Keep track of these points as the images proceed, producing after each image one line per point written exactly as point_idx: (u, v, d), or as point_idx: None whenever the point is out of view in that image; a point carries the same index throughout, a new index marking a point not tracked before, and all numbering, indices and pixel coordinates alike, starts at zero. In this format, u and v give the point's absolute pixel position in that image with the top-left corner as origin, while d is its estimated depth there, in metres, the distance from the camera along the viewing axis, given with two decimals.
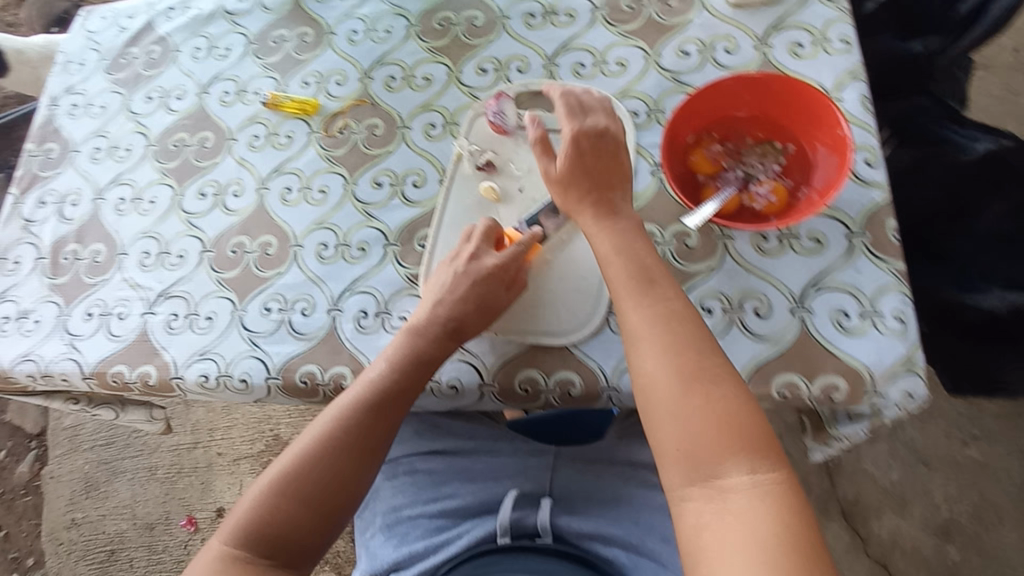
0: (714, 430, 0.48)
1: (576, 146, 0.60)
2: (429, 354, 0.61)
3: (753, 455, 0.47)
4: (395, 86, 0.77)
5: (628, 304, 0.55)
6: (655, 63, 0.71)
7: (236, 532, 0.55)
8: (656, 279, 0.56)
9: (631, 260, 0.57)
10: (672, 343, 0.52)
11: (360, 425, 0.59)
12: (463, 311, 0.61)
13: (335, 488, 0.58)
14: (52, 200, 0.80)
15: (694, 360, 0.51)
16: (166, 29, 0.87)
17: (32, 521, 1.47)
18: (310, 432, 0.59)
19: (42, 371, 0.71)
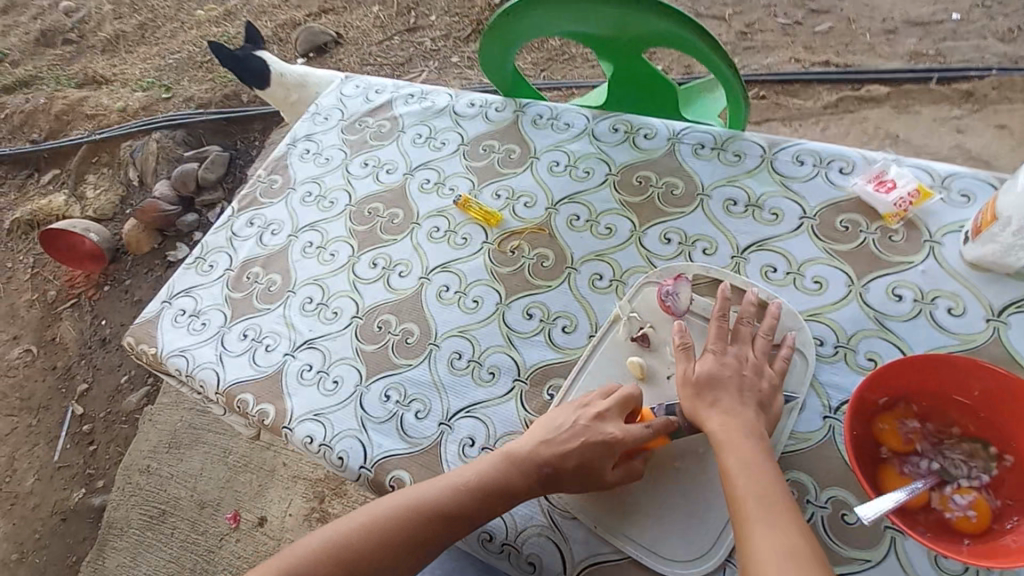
0: None
1: (720, 360, 0.59)
2: (516, 489, 0.56)
3: None
4: (577, 225, 0.78)
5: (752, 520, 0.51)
6: (859, 295, 0.65)
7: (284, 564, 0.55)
8: (788, 514, 0.51)
9: (761, 482, 0.52)
10: None
11: (423, 523, 0.56)
12: (567, 465, 0.56)
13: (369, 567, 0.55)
14: (259, 224, 0.92)
15: None
16: (401, 112, 0.99)
17: (117, 449, 1.61)
18: (375, 506, 0.57)
19: (188, 370, 0.79)
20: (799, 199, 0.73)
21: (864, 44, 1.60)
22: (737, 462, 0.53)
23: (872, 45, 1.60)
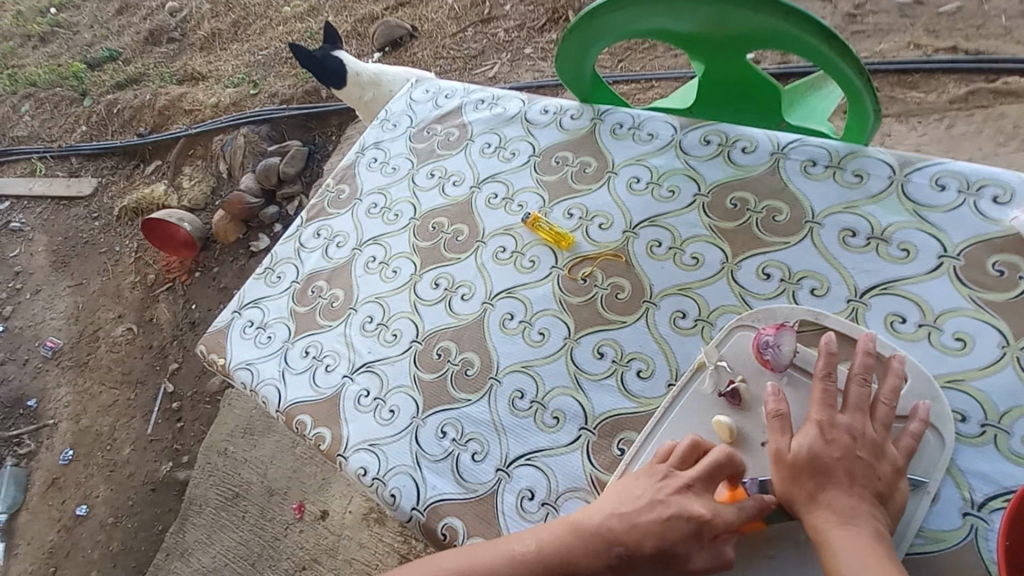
0: None
1: (829, 434, 0.49)
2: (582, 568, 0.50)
3: None
4: (658, 253, 0.70)
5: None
6: (1017, 359, 0.53)
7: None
8: None
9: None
10: None
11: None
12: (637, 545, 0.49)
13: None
14: (325, 235, 0.91)
15: None
16: (471, 118, 0.94)
17: (201, 427, 1.71)
18: (428, 567, 0.54)
19: (252, 385, 0.79)
20: (938, 234, 0.61)
21: (1002, 27, 1.36)
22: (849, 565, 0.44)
23: (1010, 27, 1.35)
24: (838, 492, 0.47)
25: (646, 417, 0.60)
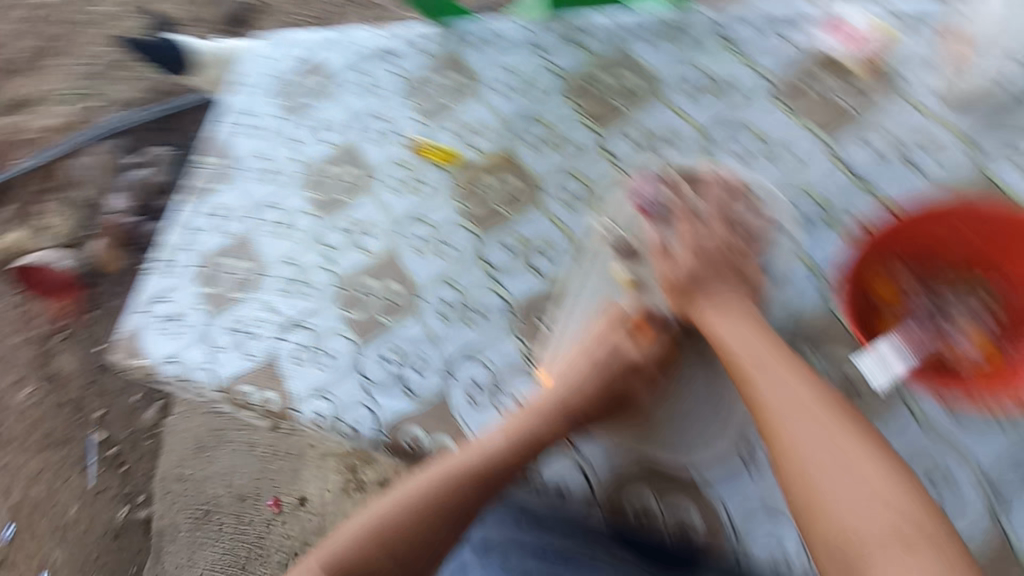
0: (880, 505, 0.52)
1: (699, 252, 0.67)
2: (544, 440, 0.61)
3: (909, 544, 0.51)
4: (540, 146, 0.74)
5: (764, 386, 0.57)
6: (836, 156, 0.65)
7: (358, 535, 0.62)
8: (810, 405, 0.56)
9: (766, 356, 0.59)
10: (826, 460, 0.54)
11: (475, 478, 0.61)
12: (589, 398, 0.64)
13: (437, 525, 0.62)
14: (216, 214, 0.88)
15: (844, 464, 0.54)
16: (329, 61, 0.91)
17: (147, 465, 1.59)
18: (424, 475, 0.63)
19: (183, 374, 0.78)
20: (763, 72, 0.69)
21: None
22: (739, 349, 0.60)
23: None
24: (716, 304, 0.64)
25: (560, 291, 0.68)
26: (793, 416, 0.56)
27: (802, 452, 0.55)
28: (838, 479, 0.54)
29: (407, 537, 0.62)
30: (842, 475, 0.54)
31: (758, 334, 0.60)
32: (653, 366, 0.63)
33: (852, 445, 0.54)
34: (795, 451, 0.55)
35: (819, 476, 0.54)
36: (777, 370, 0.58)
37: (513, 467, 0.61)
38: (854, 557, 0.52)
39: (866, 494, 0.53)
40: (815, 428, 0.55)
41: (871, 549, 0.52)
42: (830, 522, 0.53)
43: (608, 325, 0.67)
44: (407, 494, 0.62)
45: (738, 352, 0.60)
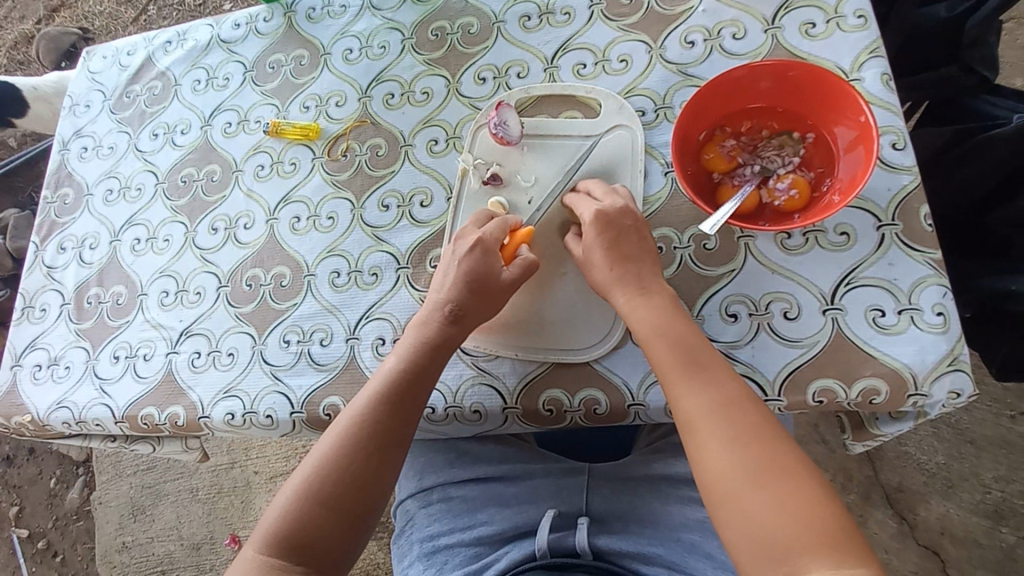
0: (784, 516, 0.45)
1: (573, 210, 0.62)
2: (438, 343, 0.58)
3: (836, 549, 0.44)
4: (394, 103, 0.75)
5: (684, 388, 0.52)
6: (660, 57, 0.67)
7: (268, 541, 0.52)
8: (703, 359, 0.53)
9: (679, 343, 0.53)
10: (736, 432, 0.49)
11: (379, 413, 0.56)
12: (467, 301, 0.59)
13: (343, 495, 0.54)
14: (72, 245, 0.82)
15: (761, 453, 0.48)
16: (165, 64, 0.87)
17: (88, 544, 1.49)
18: (326, 436, 0.56)
19: (76, 418, 0.73)
20: None
21: None
22: (662, 346, 0.53)
23: None
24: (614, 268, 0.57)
25: (441, 233, 0.68)
26: (720, 425, 0.50)
27: (735, 477, 0.48)
28: (772, 505, 0.46)
29: (320, 528, 0.53)
30: (777, 501, 0.46)
31: (666, 313, 0.55)
32: (519, 272, 0.59)
33: (784, 473, 0.47)
34: (722, 469, 0.48)
35: (749, 505, 0.46)
36: (704, 367, 0.52)
37: (417, 385, 0.57)
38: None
39: (800, 523, 0.45)
40: (745, 450, 0.48)
41: (806, 564, 0.44)
42: (745, 540, 0.46)
43: (468, 229, 0.62)
44: (312, 463, 0.55)
45: (649, 341, 0.54)
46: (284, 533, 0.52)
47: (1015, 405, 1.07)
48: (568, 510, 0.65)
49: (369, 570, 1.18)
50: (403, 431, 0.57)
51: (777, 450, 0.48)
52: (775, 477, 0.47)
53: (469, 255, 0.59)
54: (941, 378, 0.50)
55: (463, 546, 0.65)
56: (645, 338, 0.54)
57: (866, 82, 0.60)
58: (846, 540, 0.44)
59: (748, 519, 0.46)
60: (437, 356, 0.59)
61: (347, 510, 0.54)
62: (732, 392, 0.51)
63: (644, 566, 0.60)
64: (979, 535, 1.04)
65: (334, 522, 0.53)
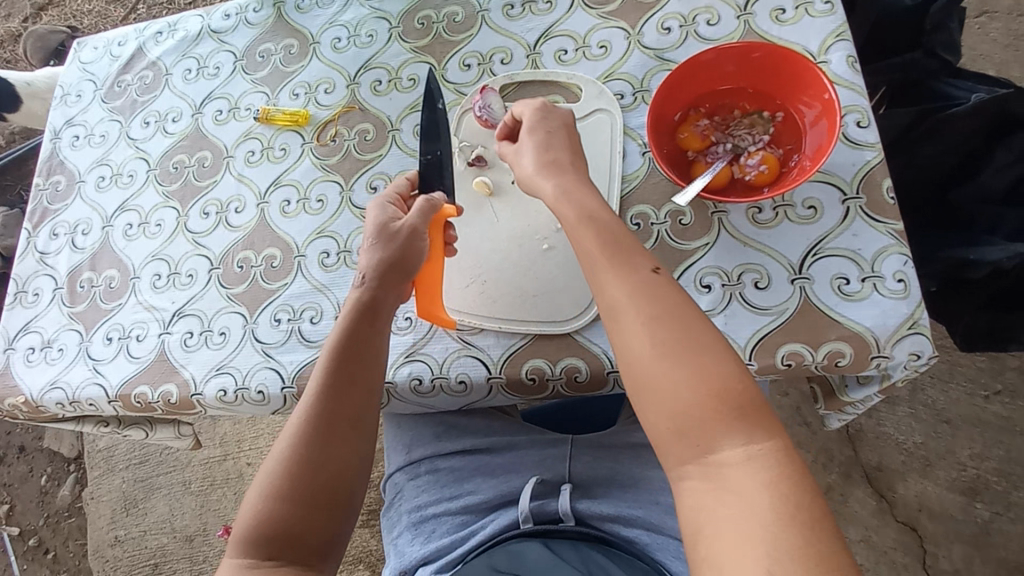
0: (703, 400, 0.44)
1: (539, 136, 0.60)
2: (368, 311, 0.60)
3: (751, 426, 0.43)
4: (382, 89, 0.77)
5: (608, 276, 0.50)
6: (638, 43, 0.70)
7: (242, 544, 0.52)
8: (630, 252, 0.51)
9: (606, 233, 0.52)
10: (659, 317, 0.47)
11: (328, 400, 0.57)
12: (387, 268, 0.60)
13: (308, 483, 0.54)
14: (64, 231, 0.84)
15: (682, 335, 0.46)
16: (156, 54, 0.89)
17: (78, 541, 1.48)
18: (283, 435, 0.56)
19: (70, 397, 0.74)
20: None
21: None
22: (591, 237, 0.52)
23: None
24: (546, 160, 0.58)
25: None
26: (646, 308, 0.47)
27: (658, 358, 0.45)
28: (687, 380, 0.44)
29: (290, 522, 0.53)
30: (695, 380, 0.44)
31: (578, 201, 0.54)
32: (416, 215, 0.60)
33: (701, 351, 0.45)
34: (642, 351, 0.46)
35: (665, 385, 0.45)
36: (628, 254, 0.51)
37: (357, 364, 0.58)
38: (701, 458, 0.43)
39: (716, 401, 0.43)
40: (664, 332, 0.46)
41: (717, 438, 0.43)
42: (664, 422, 0.45)
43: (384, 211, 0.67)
44: (273, 464, 0.55)
45: (579, 234, 0.53)
46: (258, 532, 0.52)
47: (991, 385, 1.09)
48: (552, 477, 0.68)
49: (362, 557, 1.20)
50: (354, 409, 0.58)
51: (696, 330, 0.46)
52: (696, 359, 0.45)
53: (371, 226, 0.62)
54: (902, 340, 0.53)
55: (450, 515, 0.69)
56: (573, 226, 0.53)
57: (832, 64, 0.63)
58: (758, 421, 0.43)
59: (665, 398, 0.44)
60: (374, 328, 0.60)
61: (314, 500, 0.54)
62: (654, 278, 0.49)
63: (623, 527, 0.63)
64: (956, 511, 1.05)
65: (301, 514, 0.53)
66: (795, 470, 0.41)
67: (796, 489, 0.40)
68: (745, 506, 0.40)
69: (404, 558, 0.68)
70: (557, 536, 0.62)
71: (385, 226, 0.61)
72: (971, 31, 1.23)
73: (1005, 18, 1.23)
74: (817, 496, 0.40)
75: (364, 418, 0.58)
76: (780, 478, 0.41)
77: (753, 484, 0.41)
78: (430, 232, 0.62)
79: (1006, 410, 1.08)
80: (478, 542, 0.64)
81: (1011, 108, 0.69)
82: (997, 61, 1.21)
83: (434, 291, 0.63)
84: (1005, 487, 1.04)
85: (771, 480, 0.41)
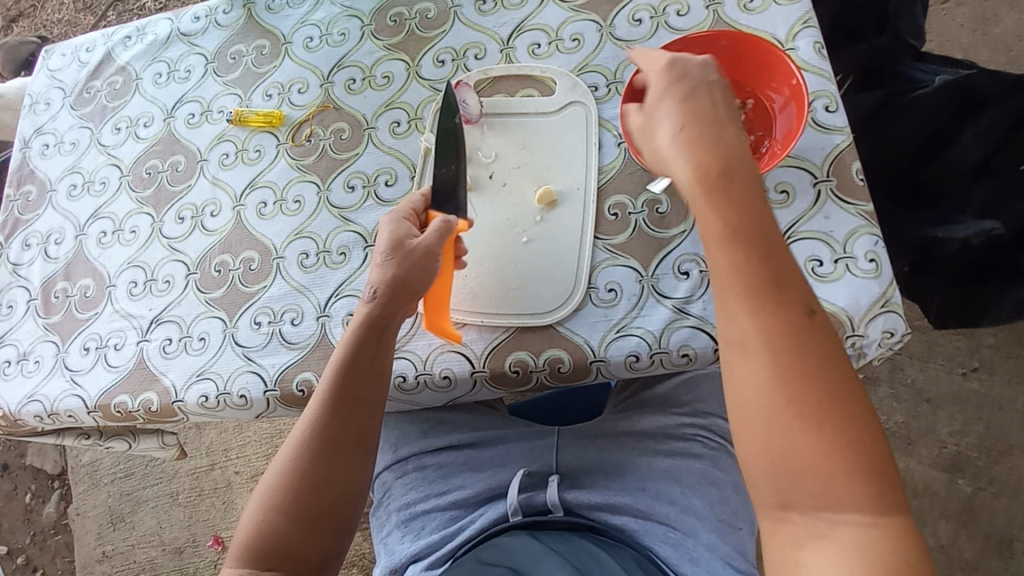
0: (827, 461, 0.42)
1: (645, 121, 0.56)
2: (377, 327, 0.60)
3: (869, 495, 0.42)
4: (356, 87, 0.76)
5: (744, 309, 0.47)
6: (609, 35, 0.70)
7: (242, 550, 0.56)
8: (783, 286, 0.47)
9: (770, 258, 0.48)
10: (794, 370, 0.44)
11: (329, 421, 0.58)
12: (396, 286, 0.60)
13: (308, 500, 0.57)
14: (36, 241, 0.82)
15: (813, 396, 0.44)
16: (125, 58, 0.87)
17: (65, 558, 1.45)
18: (284, 450, 0.59)
19: (48, 410, 0.73)
20: None
21: None
22: (749, 257, 0.48)
23: None
24: (685, 137, 0.53)
25: None
26: (774, 353, 0.45)
27: (781, 408, 0.44)
28: (817, 443, 0.43)
29: (286, 535, 0.56)
30: (824, 442, 0.43)
31: (726, 209, 0.49)
32: (434, 236, 0.59)
33: (833, 420, 0.43)
34: (764, 398, 0.45)
35: (790, 438, 0.44)
36: (786, 286, 0.47)
37: (360, 385, 0.59)
38: (810, 511, 0.43)
39: (840, 464, 0.42)
40: (793, 384, 0.44)
41: (837, 503, 0.42)
42: (770, 468, 0.45)
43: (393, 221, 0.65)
44: (275, 477, 0.58)
45: (774, 249, 0.48)
46: (258, 543, 0.56)
47: (968, 363, 1.11)
48: (539, 469, 0.68)
49: (355, 560, 1.19)
50: (356, 428, 0.59)
51: (845, 397, 0.44)
52: (833, 426, 0.43)
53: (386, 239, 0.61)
54: (875, 318, 0.55)
55: (439, 511, 0.69)
56: (713, 242, 0.49)
57: (800, 50, 0.64)
58: (877, 491, 0.42)
59: (780, 451, 0.44)
60: (380, 348, 0.60)
61: (312, 515, 0.57)
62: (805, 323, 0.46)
63: (611, 515, 0.64)
64: (939, 487, 1.08)
65: (299, 528, 0.56)
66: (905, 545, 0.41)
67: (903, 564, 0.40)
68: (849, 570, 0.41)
69: (395, 555, 0.69)
70: (547, 527, 0.63)
71: (405, 244, 0.60)
72: (937, 17, 1.26)
73: (971, 3, 1.26)
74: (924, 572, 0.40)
75: (365, 439, 0.60)
76: (888, 546, 0.41)
77: (862, 551, 0.41)
78: (444, 255, 0.61)
79: (983, 386, 1.10)
80: (469, 536, 0.65)
81: (974, 84, 0.72)
82: (964, 45, 1.24)
83: (440, 307, 0.62)
84: (985, 462, 1.07)
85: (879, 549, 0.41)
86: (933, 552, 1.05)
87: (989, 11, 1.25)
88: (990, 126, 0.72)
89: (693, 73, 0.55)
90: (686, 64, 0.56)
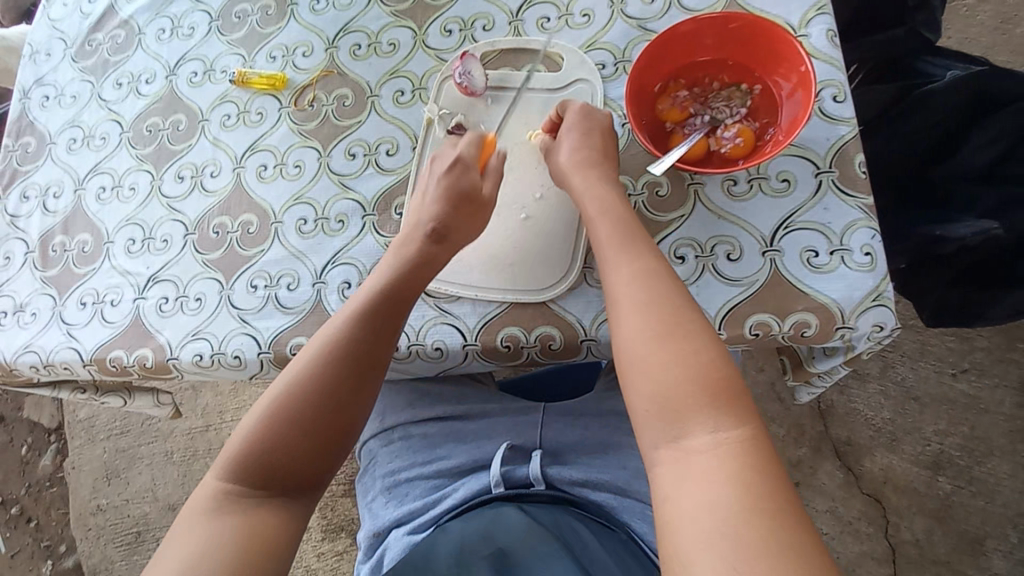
0: (684, 387, 0.48)
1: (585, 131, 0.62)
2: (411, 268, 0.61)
3: (717, 414, 0.46)
4: (361, 54, 0.75)
5: (617, 261, 0.56)
6: (620, 11, 0.69)
7: (232, 464, 0.54)
8: (637, 240, 0.57)
9: (618, 223, 0.58)
10: (649, 300, 0.52)
11: (346, 349, 0.58)
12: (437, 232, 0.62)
13: (305, 431, 0.55)
14: (35, 193, 0.82)
15: (670, 317, 0.51)
16: (129, 12, 0.86)
17: (61, 510, 1.47)
18: (289, 369, 0.57)
19: (43, 361, 0.73)
20: None
21: None
22: (603, 224, 0.58)
23: None
24: (579, 157, 0.60)
25: (406, 180, 0.70)
26: (642, 292, 0.53)
27: (643, 336, 0.51)
28: (667, 360, 0.49)
29: (277, 469, 0.54)
30: (672, 358, 0.49)
31: (605, 200, 0.59)
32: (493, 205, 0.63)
33: (686, 334, 0.50)
34: (636, 332, 0.51)
35: (651, 362, 0.49)
36: (635, 244, 0.56)
37: (392, 311, 0.59)
38: (672, 443, 0.47)
39: (689, 381, 0.48)
40: (653, 316, 0.51)
41: (688, 425, 0.46)
42: (643, 399, 0.49)
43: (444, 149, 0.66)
44: (282, 388, 0.57)
45: (596, 217, 0.59)
46: (253, 463, 0.54)
47: (958, 364, 1.12)
48: (523, 444, 0.70)
49: (343, 525, 1.20)
50: (376, 357, 0.59)
51: (685, 315, 0.51)
52: (682, 338, 0.50)
53: (466, 207, 0.62)
54: (867, 312, 0.55)
55: (424, 479, 0.70)
56: (592, 217, 0.59)
57: (812, 37, 0.63)
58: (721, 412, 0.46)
59: (652, 381, 0.49)
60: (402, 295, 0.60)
61: (312, 433, 0.56)
62: (656, 267, 0.55)
63: (592, 491, 0.65)
64: (918, 484, 1.09)
65: (295, 442, 0.55)
66: (754, 463, 0.43)
67: (755, 501, 0.41)
68: (706, 492, 0.43)
69: (378, 520, 0.70)
70: (529, 500, 0.64)
71: (476, 201, 0.63)
72: (957, 16, 1.24)
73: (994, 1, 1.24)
74: (770, 505, 0.41)
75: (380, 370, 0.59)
76: (743, 494, 0.42)
77: (704, 496, 0.43)
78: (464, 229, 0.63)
79: (970, 388, 1.11)
80: (450, 506, 0.66)
81: (982, 91, 0.72)
82: (983, 44, 1.22)
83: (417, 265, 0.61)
84: (967, 461, 1.08)
85: (745, 485, 0.42)
86: (907, 544, 1.07)
87: (1010, 11, 1.22)
88: (997, 132, 0.72)
89: (572, 124, 0.63)
90: (572, 108, 0.64)
